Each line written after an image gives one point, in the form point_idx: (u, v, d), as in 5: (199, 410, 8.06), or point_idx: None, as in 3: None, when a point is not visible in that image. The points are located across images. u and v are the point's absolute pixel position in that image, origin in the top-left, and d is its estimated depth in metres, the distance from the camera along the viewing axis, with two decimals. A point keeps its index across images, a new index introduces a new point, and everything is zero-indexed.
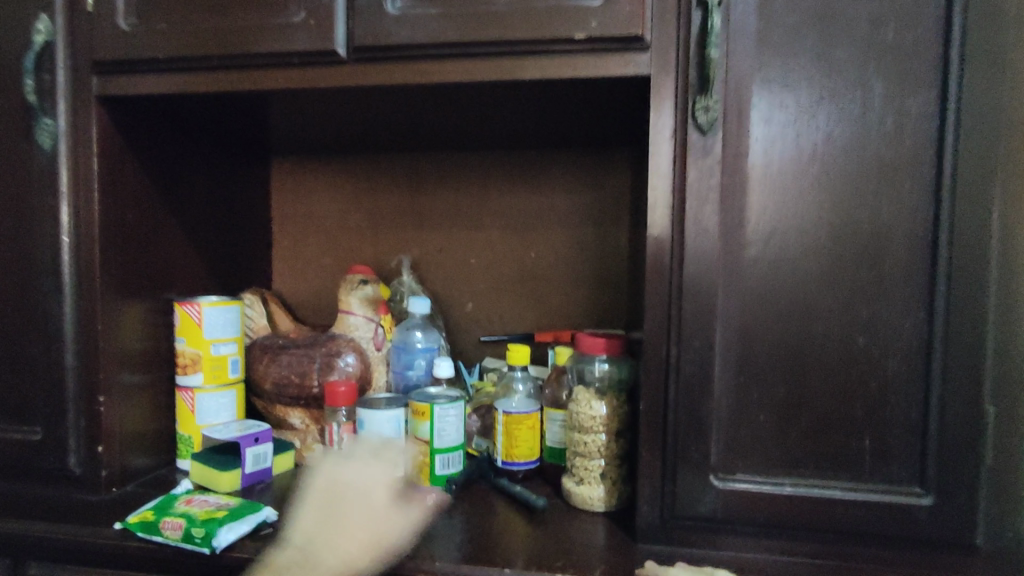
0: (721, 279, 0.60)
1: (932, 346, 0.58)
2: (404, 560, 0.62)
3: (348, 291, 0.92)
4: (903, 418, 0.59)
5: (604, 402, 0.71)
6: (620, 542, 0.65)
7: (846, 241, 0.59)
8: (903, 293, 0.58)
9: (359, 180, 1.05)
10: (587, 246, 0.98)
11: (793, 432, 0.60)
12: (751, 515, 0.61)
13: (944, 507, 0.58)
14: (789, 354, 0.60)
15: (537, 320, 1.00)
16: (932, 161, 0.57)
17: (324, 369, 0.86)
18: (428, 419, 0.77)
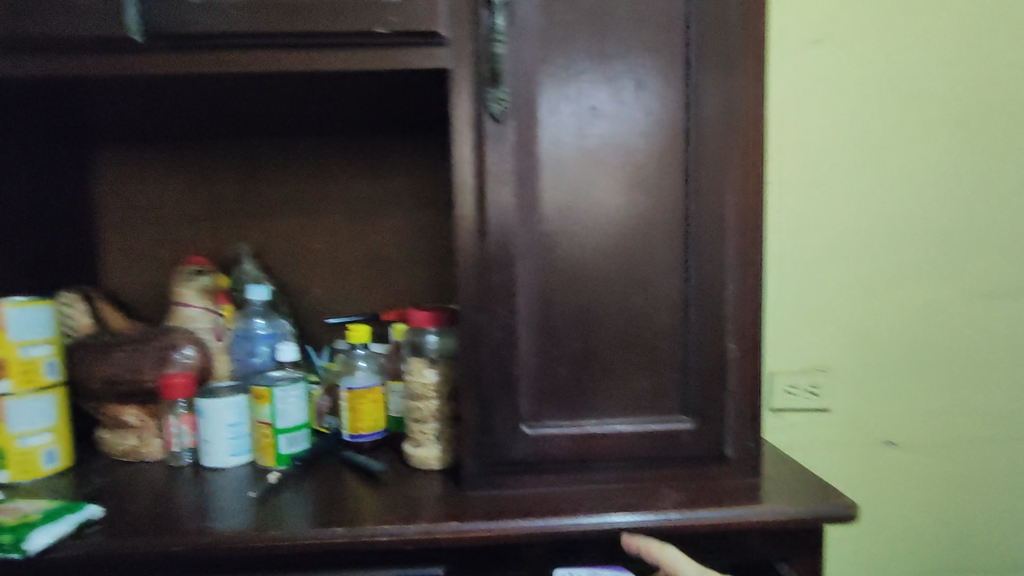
0: (519, 252, 0.69)
1: (689, 299, 0.70)
2: (239, 533, 0.64)
3: (183, 283, 0.92)
4: (671, 359, 0.71)
5: (435, 369, 0.78)
6: (451, 491, 0.73)
7: (621, 215, 0.70)
8: (665, 256, 0.70)
9: (192, 170, 1.02)
10: (427, 227, 1.04)
11: (587, 380, 0.71)
12: (556, 454, 0.71)
13: (702, 428, 0.71)
14: (581, 314, 0.70)
15: (384, 300, 1.04)
16: (683, 146, 0.69)
17: (160, 363, 0.85)
18: (269, 402, 0.81)
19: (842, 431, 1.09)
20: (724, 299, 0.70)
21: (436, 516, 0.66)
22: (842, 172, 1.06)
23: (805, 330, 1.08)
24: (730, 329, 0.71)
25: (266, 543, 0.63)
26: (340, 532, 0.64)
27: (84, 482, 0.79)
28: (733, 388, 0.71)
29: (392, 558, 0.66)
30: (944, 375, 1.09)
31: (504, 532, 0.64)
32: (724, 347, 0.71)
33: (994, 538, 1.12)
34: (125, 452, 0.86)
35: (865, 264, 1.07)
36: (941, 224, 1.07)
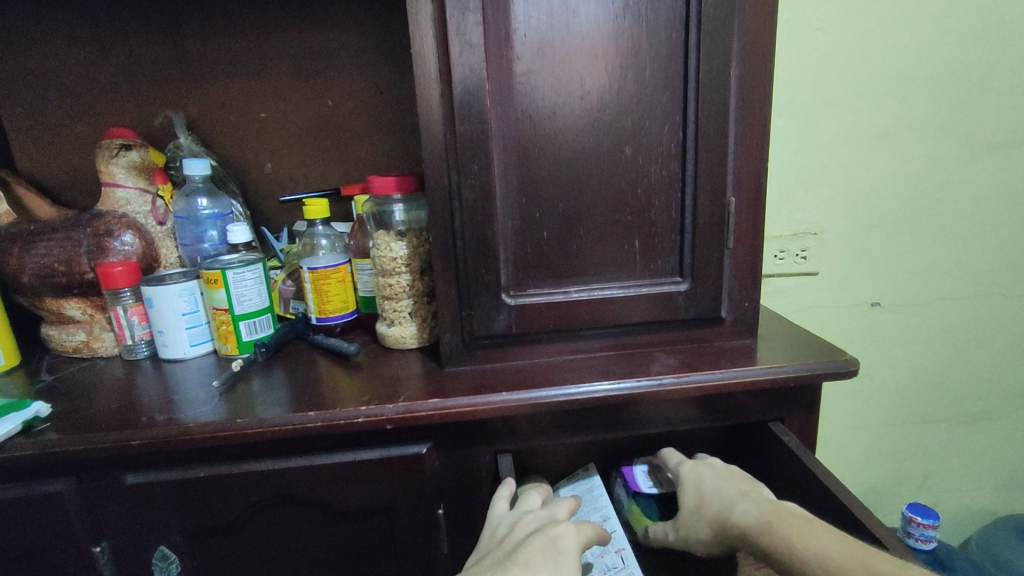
0: (492, 99, 0.59)
1: (686, 148, 0.62)
2: (202, 424, 0.59)
3: (107, 160, 0.80)
4: (665, 217, 0.64)
5: (404, 242, 0.70)
6: (431, 369, 0.68)
7: (610, 49, 0.59)
8: (661, 96, 0.61)
9: (101, 26, 0.86)
10: (386, 88, 0.91)
11: (573, 243, 0.64)
12: (543, 324, 0.66)
13: (697, 290, 0.66)
14: (565, 169, 0.62)
15: (345, 174, 0.94)
16: None
17: (95, 252, 0.76)
18: (223, 286, 0.73)
19: (830, 294, 1.07)
20: (724, 147, 0.62)
21: (416, 395, 0.62)
22: (854, 7, 0.93)
23: (799, 190, 1.01)
24: (731, 181, 0.63)
25: (234, 432, 0.58)
26: (312, 416, 0.60)
27: (34, 380, 0.73)
28: (731, 245, 0.65)
29: (373, 439, 0.62)
30: (935, 232, 1.05)
31: (490, 407, 0.60)
32: (723, 200, 0.64)
33: (970, 389, 1.15)
34: (76, 349, 0.79)
35: (869, 115, 0.98)
36: (954, 66, 0.97)
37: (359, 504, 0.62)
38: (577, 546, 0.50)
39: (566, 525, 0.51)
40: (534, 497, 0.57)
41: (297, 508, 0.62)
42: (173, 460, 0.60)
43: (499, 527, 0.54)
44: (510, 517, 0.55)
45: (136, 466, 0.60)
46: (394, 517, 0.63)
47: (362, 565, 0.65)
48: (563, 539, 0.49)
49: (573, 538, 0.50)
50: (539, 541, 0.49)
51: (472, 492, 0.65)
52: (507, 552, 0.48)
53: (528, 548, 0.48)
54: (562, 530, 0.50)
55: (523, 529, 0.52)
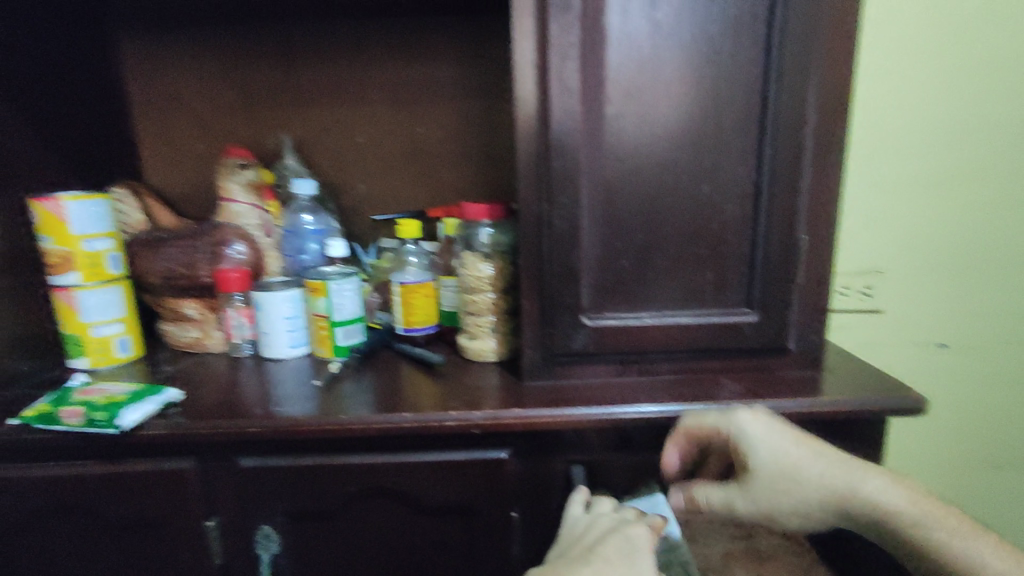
0: (584, 138, 0.65)
1: (761, 188, 0.67)
2: (310, 417, 0.66)
3: (227, 177, 0.89)
4: (737, 252, 0.69)
5: (490, 263, 0.77)
6: (510, 381, 0.74)
7: (693, 95, 0.65)
8: (739, 140, 0.66)
9: (225, 57, 0.97)
10: (472, 118, 0.99)
11: (650, 272, 0.69)
12: (618, 345, 0.71)
13: (766, 321, 0.70)
14: (646, 203, 0.67)
15: (429, 196, 1.02)
16: (764, 14, 0.63)
17: (213, 258, 0.85)
18: (324, 295, 0.81)
19: (891, 331, 1.08)
20: (798, 187, 0.66)
21: (499, 404, 0.68)
22: (925, 53, 0.96)
23: (863, 229, 1.03)
24: (803, 220, 0.68)
25: (338, 427, 0.65)
26: (406, 417, 0.66)
27: (155, 370, 0.82)
28: (800, 280, 0.69)
29: (457, 442, 0.68)
30: (1002, 276, 1.05)
31: (568, 419, 0.66)
32: (794, 238, 0.68)
33: None
34: (189, 344, 0.89)
35: (938, 157, 1.00)
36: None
37: (441, 500, 0.68)
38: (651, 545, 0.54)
39: (640, 526, 0.55)
40: (605, 501, 0.62)
41: (384, 500, 0.69)
42: (282, 449, 0.68)
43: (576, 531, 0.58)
44: (584, 519, 0.59)
45: (249, 451, 0.68)
46: (471, 515, 0.69)
47: (437, 558, 0.70)
48: (638, 538, 0.54)
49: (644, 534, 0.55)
50: (617, 545, 0.53)
51: (544, 498, 0.70)
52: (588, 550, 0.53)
53: (607, 545, 0.53)
54: (638, 530, 0.55)
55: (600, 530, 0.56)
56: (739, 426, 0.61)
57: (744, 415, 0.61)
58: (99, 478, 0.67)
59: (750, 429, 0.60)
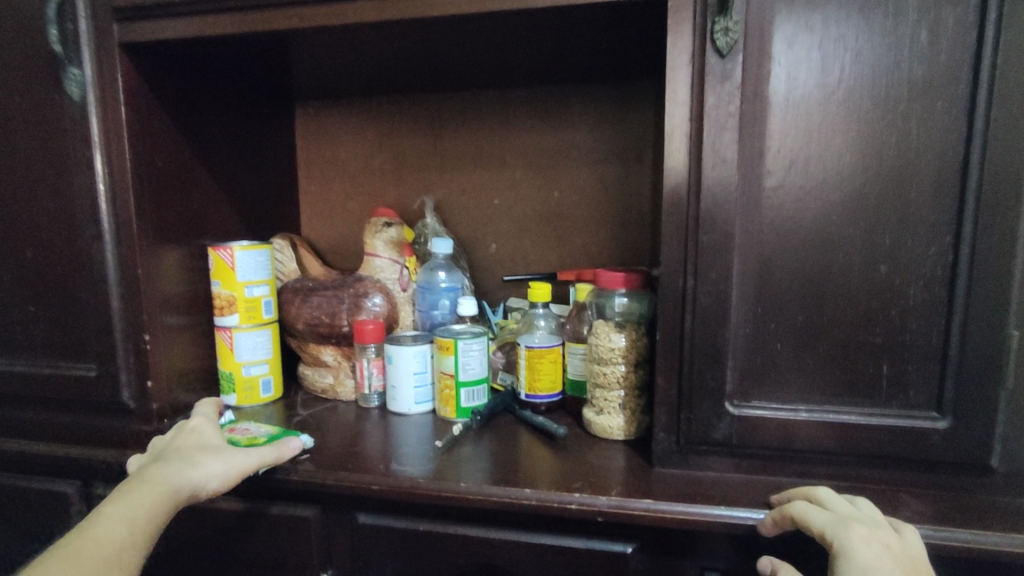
0: (740, 209, 0.60)
1: (956, 272, 0.57)
2: (430, 480, 0.65)
3: (373, 234, 0.94)
4: (923, 344, 0.58)
5: (623, 334, 0.72)
6: (639, 466, 0.68)
7: (871, 166, 0.58)
8: (928, 216, 0.57)
9: (381, 125, 1.05)
10: (608, 183, 0.97)
11: (810, 360, 0.61)
12: (767, 440, 0.62)
13: (960, 430, 0.58)
14: (807, 282, 0.60)
15: (559, 259, 1.01)
16: (964, 77, 0.55)
17: (353, 309, 0.89)
18: (452, 353, 0.81)
19: None
20: (1007, 275, 0.56)
21: (628, 491, 0.62)
22: None
23: None
24: (1014, 313, 0.56)
25: (457, 495, 0.63)
26: (527, 493, 0.62)
27: (291, 413, 0.87)
28: (1009, 384, 0.57)
29: (577, 528, 0.62)
30: None
31: (705, 520, 0.58)
32: (1001, 334, 0.56)
33: None
34: (323, 390, 0.93)
35: None
36: None
37: None
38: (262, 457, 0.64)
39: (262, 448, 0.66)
40: None
41: None
42: (400, 509, 0.67)
43: (205, 429, 0.66)
44: None
45: (369, 508, 0.67)
46: None
47: None
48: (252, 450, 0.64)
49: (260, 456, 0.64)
50: (189, 452, 0.61)
51: None
52: (192, 451, 0.61)
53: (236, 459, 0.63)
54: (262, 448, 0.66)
55: (183, 440, 0.64)
56: (846, 544, 0.49)
57: (863, 534, 0.50)
58: (233, 515, 0.71)
59: (862, 554, 0.48)
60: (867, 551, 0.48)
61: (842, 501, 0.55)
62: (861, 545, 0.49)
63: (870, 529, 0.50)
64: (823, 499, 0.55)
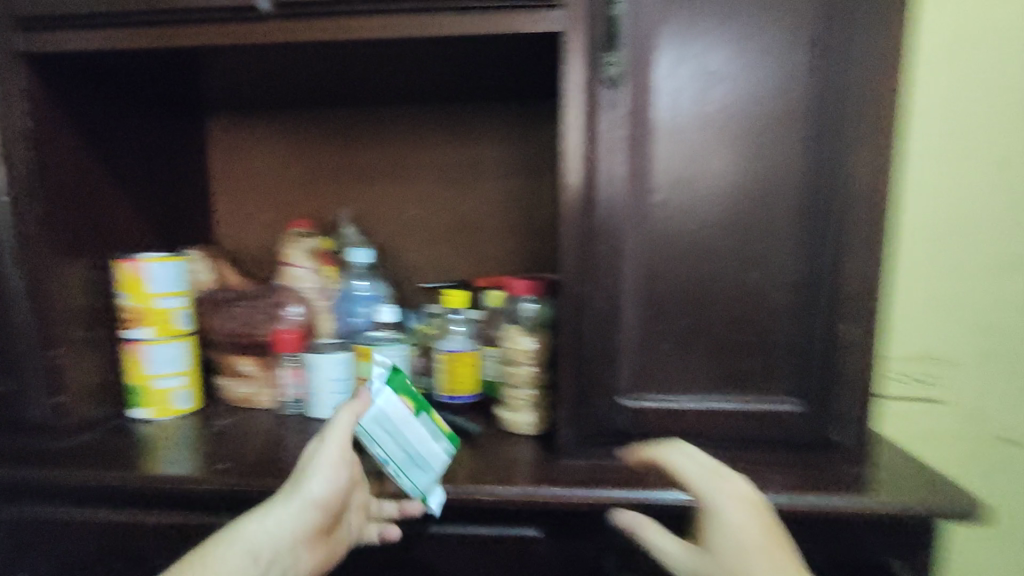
0: (627, 224, 0.68)
1: (804, 278, 0.67)
2: None
3: (291, 244, 0.95)
4: (780, 339, 0.68)
5: (533, 337, 0.78)
6: (545, 457, 0.74)
7: (737, 187, 0.67)
8: (781, 230, 0.67)
9: (298, 135, 1.06)
10: (520, 195, 1.04)
11: (689, 356, 0.69)
12: (655, 428, 0.70)
13: (809, 411, 0.68)
14: (686, 287, 0.68)
15: (475, 267, 1.06)
16: (807, 113, 0.65)
17: (271, 319, 0.92)
18: (372, 360, 0.86)
19: None
20: (843, 281, 0.66)
21: (534, 480, 0.68)
22: None
23: (927, 309, 0.94)
24: (850, 312, 0.67)
25: (374, 493, 0.67)
26: (440, 487, 0.67)
27: (207, 423, 0.87)
28: (847, 372, 0.68)
29: (488, 517, 0.68)
30: None
31: (600, 502, 0.65)
32: (839, 329, 0.67)
33: None
34: (241, 399, 0.93)
35: None
36: None
37: None
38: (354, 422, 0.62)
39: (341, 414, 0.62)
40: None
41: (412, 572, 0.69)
42: None
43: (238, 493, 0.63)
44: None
45: None
46: None
47: None
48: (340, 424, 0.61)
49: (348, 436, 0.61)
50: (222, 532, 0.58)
51: None
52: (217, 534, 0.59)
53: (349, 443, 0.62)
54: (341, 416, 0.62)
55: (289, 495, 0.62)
56: (714, 507, 0.54)
57: (726, 492, 0.55)
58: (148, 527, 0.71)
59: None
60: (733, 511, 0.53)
61: (729, 484, 0.55)
62: (727, 506, 0.54)
63: (728, 483, 0.55)
64: (714, 490, 0.55)
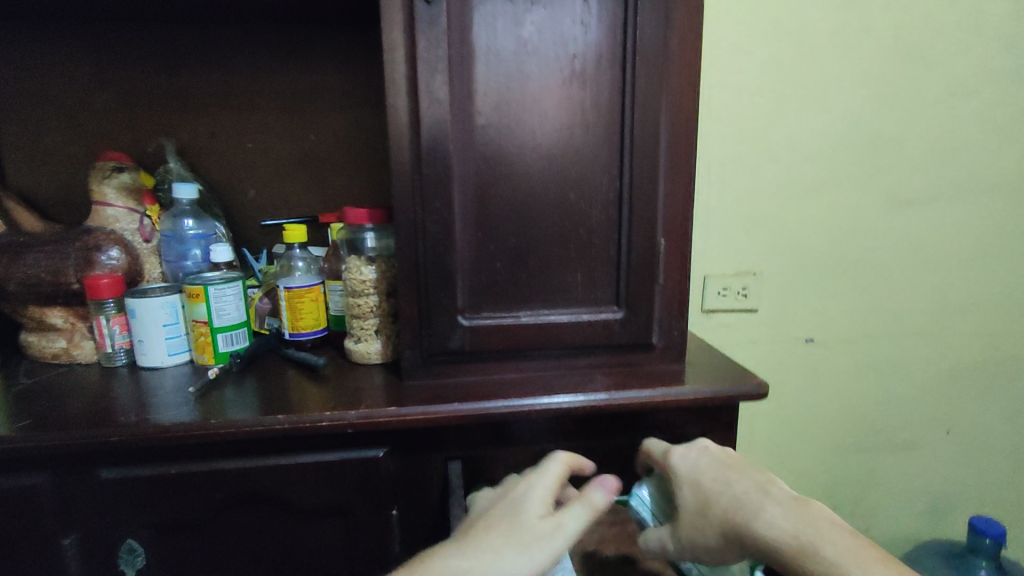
0: (455, 147, 0.68)
1: (622, 195, 0.72)
2: (178, 422, 0.65)
3: (100, 180, 0.86)
4: (604, 254, 0.73)
5: (373, 266, 0.78)
6: (393, 382, 0.75)
7: (558, 108, 0.69)
8: (601, 150, 0.71)
9: (101, 59, 0.94)
10: (364, 126, 1.00)
11: (523, 273, 0.73)
12: (494, 344, 0.73)
13: (631, 318, 0.75)
14: (516, 207, 0.71)
15: (322, 202, 1.02)
16: (620, 35, 0.68)
17: (83, 265, 0.82)
18: (203, 301, 0.79)
19: (766, 330, 1.17)
20: (655, 197, 0.72)
21: (377, 403, 0.69)
22: (786, 79, 1.06)
23: (738, 234, 1.12)
24: (661, 225, 0.73)
25: (207, 431, 0.64)
26: (280, 420, 0.66)
27: (14, 383, 0.78)
28: (661, 280, 0.75)
29: (333, 443, 0.68)
30: (863, 275, 1.16)
31: (441, 415, 0.67)
32: (654, 241, 0.73)
33: (896, 421, 1.25)
34: (55, 355, 0.84)
35: (801, 169, 1.10)
36: (876, 129, 1.09)
37: (317, 502, 0.68)
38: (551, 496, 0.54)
39: (527, 483, 0.56)
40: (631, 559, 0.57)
41: (259, 506, 0.68)
42: (150, 456, 0.66)
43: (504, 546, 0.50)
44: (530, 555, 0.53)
45: (113, 462, 0.66)
46: (350, 516, 0.69)
47: (315, 561, 0.70)
48: (526, 495, 0.53)
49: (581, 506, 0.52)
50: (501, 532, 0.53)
51: (424, 497, 0.72)
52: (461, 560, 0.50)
53: (488, 515, 0.52)
54: (523, 487, 0.55)
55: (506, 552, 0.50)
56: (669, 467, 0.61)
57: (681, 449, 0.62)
58: None
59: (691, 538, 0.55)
60: (684, 461, 0.60)
61: (691, 462, 0.60)
62: (677, 459, 0.61)
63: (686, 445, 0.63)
64: (673, 469, 0.60)
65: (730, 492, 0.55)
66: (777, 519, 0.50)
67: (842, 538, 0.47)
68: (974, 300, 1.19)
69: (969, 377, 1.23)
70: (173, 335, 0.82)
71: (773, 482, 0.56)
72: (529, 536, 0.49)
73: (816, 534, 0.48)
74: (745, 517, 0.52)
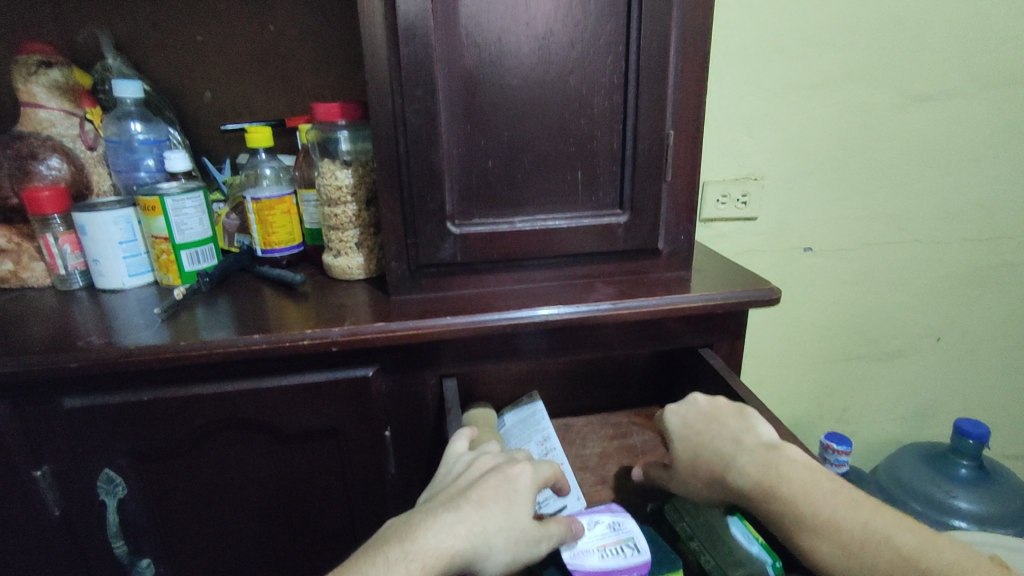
0: (437, 22, 0.58)
1: (628, 79, 0.63)
2: (143, 346, 0.59)
3: (27, 77, 0.74)
4: (607, 149, 0.66)
5: (350, 171, 0.70)
6: (378, 297, 0.69)
7: None
8: (606, 24, 0.61)
9: None
10: (329, 12, 0.88)
11: (518, 174, 0.65)
12: (487, 253, 0.67)
13: (636, 222, 0.69)
14: (510, 96, 0.62)
15: (288, 104, 0.91)
16: None
17: (18, 175, 0.74)
18: (162, 214, 0.71)
19: (767, 238, 1.12)
20: (666, 82, 0.64)
21: (364, 319, 0.63)
22: None
23: (742, 135, 1.04)
24: (671, 116, 0.66)
25: (176, 354, 0.58)
26: (257, 340, 0.60)
27: None
28: (669, 178, 0.68)
29: (319, 363, 0.63)
30: (870, 178, 1.10)
31: (435, 330, 0.62)
32: (663, 134, 0.66)
33: (891, 328, 1.24)
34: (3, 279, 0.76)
35: (814, 59, 1.01)
36: (898, 12, 0.99)
37: (305, 426, 0.64)
38: (534, 492, 0.49)
39: (522, 465, 0.50)
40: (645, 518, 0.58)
41: (243, 433, 0.64)
42: (116, 382, 0.60)
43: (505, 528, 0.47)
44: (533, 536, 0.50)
45: (75, 390, 0.60)
46: (342, 438, 0.65)
47: (309, 483, 0.67)
48: (521, 487, 0.48)
49: (560, 526, 0.48)
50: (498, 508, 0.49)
51: (419, 416, 0.68)
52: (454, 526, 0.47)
53: (482, 486, 0.47)
54: (519, 470, 0.49)
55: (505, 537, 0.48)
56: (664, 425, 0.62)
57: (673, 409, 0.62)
58: None
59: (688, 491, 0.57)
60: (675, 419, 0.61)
61: (679, 420, 0.60)
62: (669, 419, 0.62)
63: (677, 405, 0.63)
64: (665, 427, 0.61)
65: (716, 449, 0.55)
66: (743, 467, 0.51)
67: (805, 476, 0.48)
68: (982, 202, 1.15)
69: (967, 282, 1.21)
70: (131, 253, 0.74)
71: (753, 429, 0.55)
72: (514, 534, 0.45)
73: (779, 476, 0.48)
74: (724, 470, 0.53)
